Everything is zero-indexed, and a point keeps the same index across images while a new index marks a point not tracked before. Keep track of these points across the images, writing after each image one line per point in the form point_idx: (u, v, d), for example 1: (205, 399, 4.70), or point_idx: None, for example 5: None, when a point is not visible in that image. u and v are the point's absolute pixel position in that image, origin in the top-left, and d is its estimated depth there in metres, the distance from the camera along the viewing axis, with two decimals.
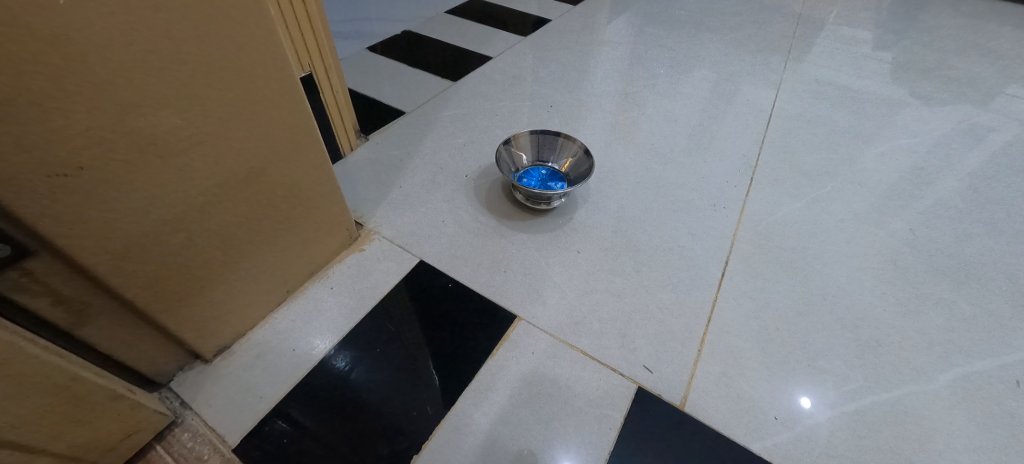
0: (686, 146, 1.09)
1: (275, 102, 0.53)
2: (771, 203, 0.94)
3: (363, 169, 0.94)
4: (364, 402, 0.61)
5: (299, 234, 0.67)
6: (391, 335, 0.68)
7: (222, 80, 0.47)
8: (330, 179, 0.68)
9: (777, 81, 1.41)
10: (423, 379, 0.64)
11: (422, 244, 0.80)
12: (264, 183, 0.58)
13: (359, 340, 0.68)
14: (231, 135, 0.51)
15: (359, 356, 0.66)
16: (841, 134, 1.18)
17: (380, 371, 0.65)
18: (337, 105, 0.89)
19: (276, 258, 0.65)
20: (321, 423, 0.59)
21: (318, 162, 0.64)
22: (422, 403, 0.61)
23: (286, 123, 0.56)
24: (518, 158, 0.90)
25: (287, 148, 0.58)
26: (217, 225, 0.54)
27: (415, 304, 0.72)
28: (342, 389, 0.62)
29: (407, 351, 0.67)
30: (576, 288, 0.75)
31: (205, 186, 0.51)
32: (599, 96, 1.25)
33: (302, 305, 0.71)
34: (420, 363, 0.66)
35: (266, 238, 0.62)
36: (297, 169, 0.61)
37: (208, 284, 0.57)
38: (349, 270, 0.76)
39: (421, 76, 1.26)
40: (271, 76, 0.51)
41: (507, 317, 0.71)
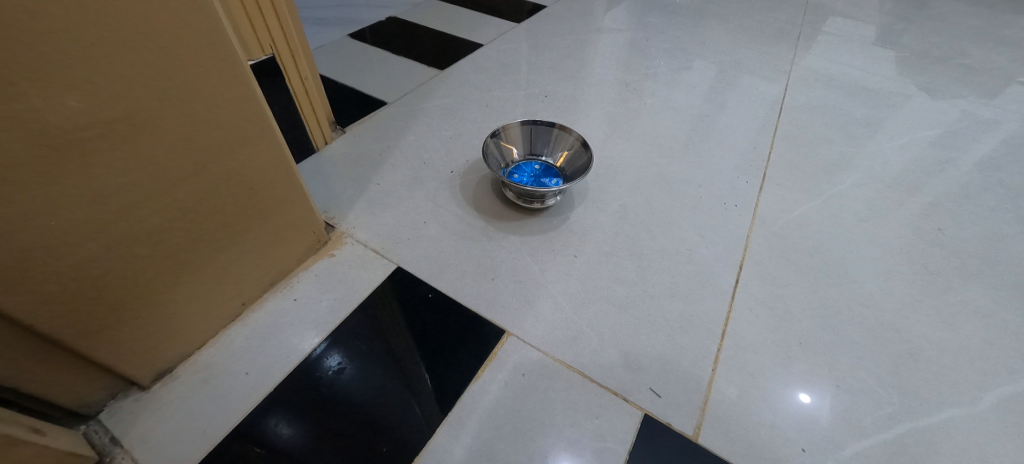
0: (691, 139, 1.01)
1: (213, 85, 0.45)
2: (785, 201, 0.85)
3: (337, 164, 0.85)
4: (356, 405, 0.55)
5: (256, 238, 0.58)
6: (378, 336, 0.62)
7: (139, 52, 0.38)
8: (292, 175, 0.59)
9: (787, 70, 1.33)
10: (413, 389, 0.57)
11: (401, 249, 0.72)
12: (206, 180, 0.49)
13: (346, 337, 0.61)
14: (155, 122, 0.42)
15: (351, 356, 0.59)
16: (856, 125, 1.10)
17: (369, 372, 0.58)
18: (308, 93, 0.80)
19: (227, 267, 0.56)
20: (310, 430, 0.53)
21: (276, 159, 0.55)
22: (418, 406, 0.55)
23: (232, 108, 0.47)
24: (508, 152, 0.81)
25: (234, 142, 0.49)
26: (146, 231, 0.46)
27: (403, 307, 0.65)
28: (330, 394, 0.56)
29: (395, 356, 0.60)
30: (573, 297, 0.67)
31: (126, 185, 0.42)
32: (598, 86, 1.16)
33: (261, 320, 0.62)
34: (410, 372, 0.58)
35: (215, 244, 0.53)
36: (249, 164, 0.52)
37: (138, 301, 0.48)
38: (316, 278, 0.67)
39: (406, 64, 1.17)
40: (207, 53, 0.43)
41: (495, 332, 0.63)
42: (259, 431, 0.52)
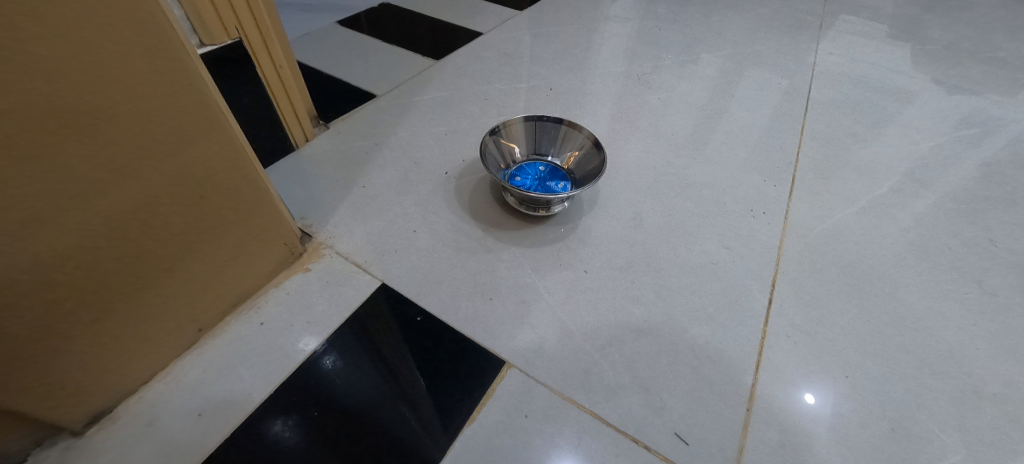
0: (710, 137, 0.92)
1: (141, 70, 0.36)
2: (818, 208, 0.77)
3: (317, 164, 0.76)
4: (361, 413, 0.49)
5: (213, 253, 0.50)
6: (382, 339, 0.56)
7: (26, 24, 0.29)
8: (256, 178, 0.50)
9: (809, 63, 1.23)
10: (413, 402, 0.50)
11: (386, 262, 0.63)
12: (141, 187, 0.40)
13: (350, 337, 0.55)
14: (63, 115, 0.33)
15: (352, 356, 0.54)
16: (888, 124, 1.01)
17: (375, 376, 0.52)
18: (284, 84, 0.71)
19: (177, 287, 0.48)
20: (312, 432, 0.47)
21: (233, 160, 0.47)
22: (431, 414, 0.49)
23: (169, 97, 0.39)
24: (509, 150, 0.72)
25: (175, 141, 0.41)
26: (64, 252, 0.37)
27: (398, 315, 0.58)
28: (330, 398, 0.50)
29: (399, 362, 0.54)
30: (583, 320, 0.58)
31: (26, 199, 0.33)
32: (606, 78, 1.07)
33: (220, 348, 0.53)
34: (410, 382, 0.52)
35: (159, 261, 0.45)
36: (199, 165, 0.44)
37: (60, 333, 0.40)
38: (286, 298, 0.58)
39: (399, 53, 1.08)
40: (129, 29, 0.34)
41: (493, 363, 0.54)
42: (255, 433, 0.47)
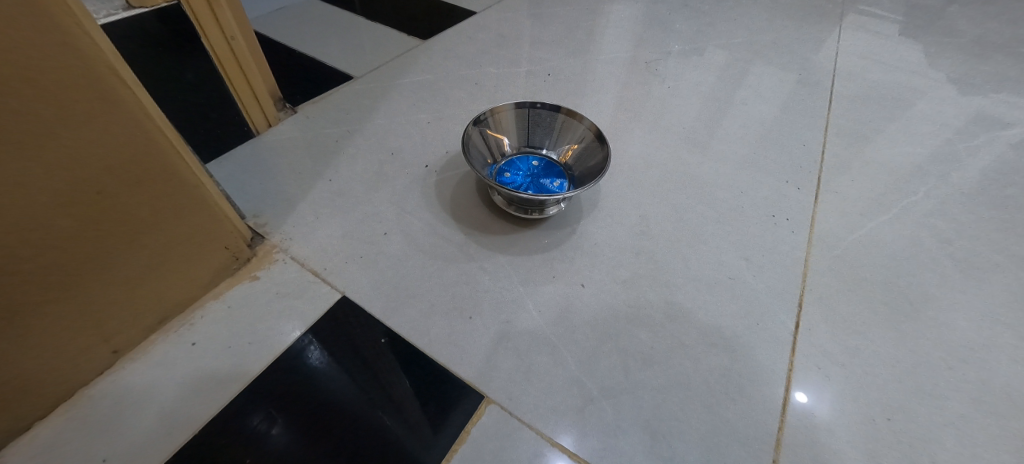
0: (725, 132, 0.82)
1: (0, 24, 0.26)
2: (848, 215, 0.68)
3: (279, 154, 0.66)
4: (350, 410, 0.43)
5: (130, 261, 0.40)
6: (371, 334, 0.49)
7: None
8: (185, 170, 0.41)
9: (831, 54, 1.13)
10: (405, 406, 0.44)
11: (349, 271, 0.54)
12: (21, 181, 0.31)
13: (336, 327, 0.49)
14: None
15: (339, 348, 0.48)
16: (919, 122, 0.92)
17: (366, 371, 0.46)
18: (237, 60, 0.61)
19: (82, 304, 0.38)
20: (306, 418, 0.42)
21: (152, 147, 0.37)
22: (432, 414, 0.43)
23: (50, 62, 0.29)
24: (497, 141, 0.63)
25: (66, 121, 0.31)
26: None
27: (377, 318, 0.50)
28: (314, 393, 0.44)
29: (391, 360, 0.47)
30: (578, 346, 0.49)
31: None
32: (610, 64, 0.97)
33: (142, 372, 0.44)
34: (400, 383, 0.45)
35: (53, 274, 0.35)
36: (105, 152, 0.34)
37: None
38: (226, 313, 0.49)
39: (382, 31, 0.97)
40: None
41: (470, 397, 0.45)
42: (239, 415, 0.42)
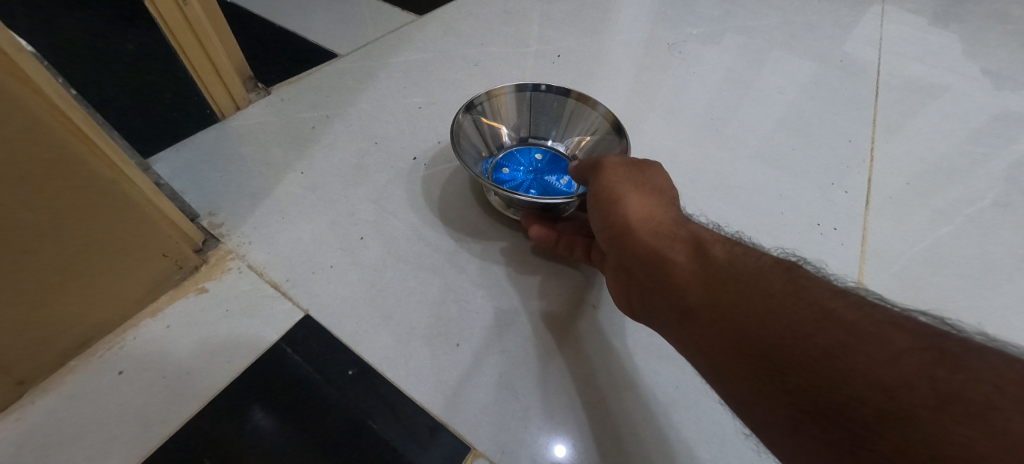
0: (758, 124, 0.73)
1: None
2: (904, 225, 0.59)
3: (247, 139, 0.58)
4: (347, 412, 0.39)
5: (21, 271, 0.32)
6: (352, 347, 0.42)
7: None
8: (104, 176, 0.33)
9: (873, 37, 1.02)
10: (396, 421, 0.39)
11: (316, 284, 0.46)
12: None
13: (319, 330, 0.43)
14: None
15: (323, 352, 0.42)
16: (974, 115, 0.82)
17: (355, 377, 0.41)
18: (193, 29, 0.51)
19: None
20: (291, 430, 0.37)
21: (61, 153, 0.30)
22: (422, 434, 0.38)
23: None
24: (493, 130, 0.54)
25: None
26: None
27: (359, 328, 0.43)
28: (304, 397, 0.39)
29: (374, 375, 0.41)
30: (586, 383, 0.42)
31: None
32: (627, 45, 0.87)
33: (59, 403, 0.37)
34: (390, 395, 0.40)
35: None
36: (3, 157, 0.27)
37: None
38: (165, 333, 0.41)
39: (372, 5, 0.87)
40: None
41: (453, 448, 0.38)
42: (226, 411, 0.38)
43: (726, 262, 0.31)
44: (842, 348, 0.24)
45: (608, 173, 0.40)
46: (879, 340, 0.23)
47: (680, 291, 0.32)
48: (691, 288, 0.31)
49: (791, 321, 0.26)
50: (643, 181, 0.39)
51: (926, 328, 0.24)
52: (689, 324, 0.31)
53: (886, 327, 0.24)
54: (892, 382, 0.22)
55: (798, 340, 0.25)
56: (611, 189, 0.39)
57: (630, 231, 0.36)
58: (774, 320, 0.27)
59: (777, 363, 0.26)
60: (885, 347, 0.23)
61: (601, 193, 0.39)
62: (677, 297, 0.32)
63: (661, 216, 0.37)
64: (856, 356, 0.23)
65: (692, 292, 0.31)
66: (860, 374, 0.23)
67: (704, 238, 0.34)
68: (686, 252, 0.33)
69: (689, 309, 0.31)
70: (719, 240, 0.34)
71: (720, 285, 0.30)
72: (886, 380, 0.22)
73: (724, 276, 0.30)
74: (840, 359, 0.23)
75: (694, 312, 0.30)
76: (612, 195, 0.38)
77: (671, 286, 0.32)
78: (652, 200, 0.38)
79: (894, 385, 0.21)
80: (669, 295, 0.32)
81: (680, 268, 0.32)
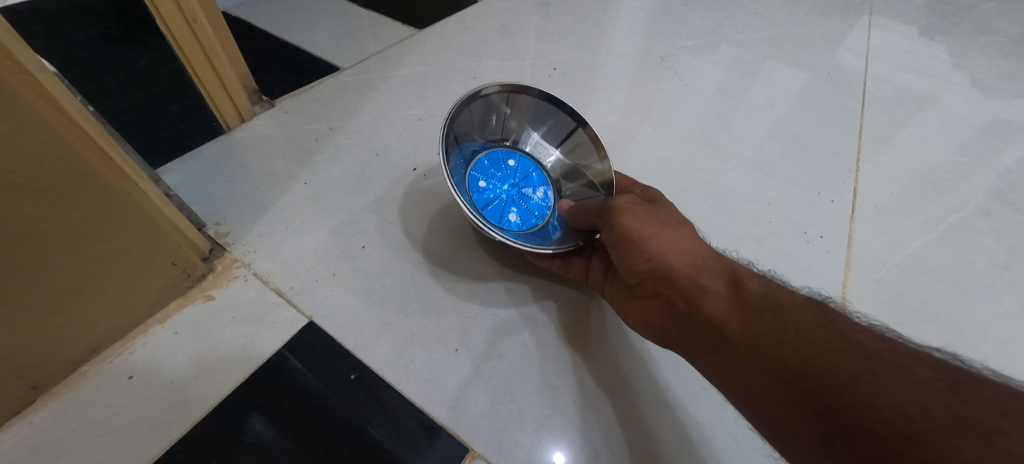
0: (748, 135, 0.75)
1: None
2: (889, 233, 0.61)
3: (251, 151, 0.60)
4: (345, 417, 0.40)
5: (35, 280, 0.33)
6: (353, 353, 0.44)
7: None
8: (122, 202, 0.36)
9: (861, 51, 1.05)
10: (395, 424, 0.40)
11: (319, 291, 0.47)
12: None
13: (319, 336, 0.44)
14: None
15: (322, 358, 0.43)
16: (957, 126, 0.85)
17: (352, 383, 0.42)
18: (201, 43, 0.53)
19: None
20: (290, 436, 0.38)
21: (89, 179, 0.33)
22: (421, 437, 0.40)
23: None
24: (465, 134, 0.50)
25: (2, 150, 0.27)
26: None
27: (360, 334, 0.45)
28: (303, 402, 0.40)
29: (371, 380, 0.42)
30: (579, 387, 0.44)
31: None
32: (620, 58, 0.90)
33: (69, 408, 0.38)
34: (388, 399, 0.41)
35: None
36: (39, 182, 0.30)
37: None
38: (173, 339, 0.42)
39: (373, 19, 0.90)
40: None
41: (452, 450, 0.39)
42: (228, 417, 0.39)
43: (762, 297, 0.35)
44: (868, 376, 0.28)
45: (628, 212, 0.40)
46: (899, 368, 0.28)
47: (719, 325, 0.35)
48: (730, 322, 0.35)
49: (821, 352, 0.30)
50: (666, 215, 0.42)
51: (937, 360, 0.28)
52: (728, 351, 0.34)
53: (905, 358, 0.28)
54: (914, 408, 0.26)
55: (830, 369, 0.29)
56: (640, 227, 0.39)
57: (665, 267, 0.39)
58: (807, 350, 0.31)
59: (810, 387, 0.30)
60: (906, 375, 0.27)
61: (630, 231, 0.39)
62: (717, 328, 0.35)
63: (689, 249, 0.40)
64: (881, 383, 0.27)
65: (731, 326, 0.35)
66: (887, 401, 0.26)
67: (738, 271, 0.38)
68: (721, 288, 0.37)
69: (729, 341, 0.34)
70: (752, 274, 0.38)
71: (757, 319, 0.34)
72: (908, 406, 0.26)
73: (760, 311, 0.34)
74: (865, 385, 0.28)
75: (732, 343, 0.34)
76: (644, 233, 0.39)
77: (711, 318, 0.36)
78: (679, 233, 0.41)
79: (914, 409, 0.26)
80: (708, 325, 0.36)
81: (718, 303, 0.36)
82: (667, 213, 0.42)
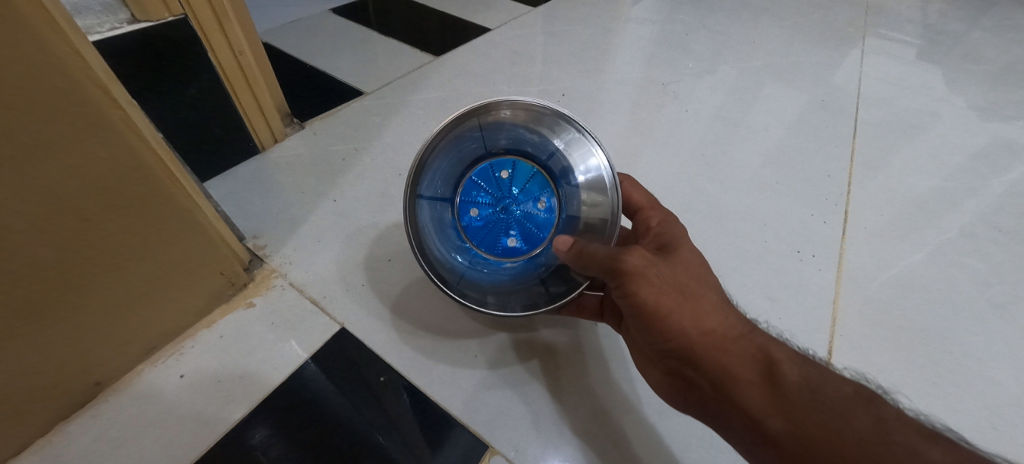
0: (745, 158, 0.80)
1: (55, 88, 0.28)
2: (878, 253, 0.65)
3: (285, 170, 0.65)
4: (341, 423, 0.43)
5: (79, 291, 0.36)
6: (380, 357, 0.48)
7: None
8: (183, 219, 0.40)
9: (853, 79, 1.10)
10: (395, 429, 0.43)
11: (349, 300, 0.52)
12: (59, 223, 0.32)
13: (326, 350, 0.48)
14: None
15: (318, 370, 0.46)
16: (946, 151, 0.89)
17: (351, 390, 0.45)
18: (245, 74, 0.59)
19: (75, 334, 0.37)
20: (292, 444, 0.41)
21: (161, 198, 0.38)
22: (443, 436, 0.43)
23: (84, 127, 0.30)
24: (445, 164, 0.46)
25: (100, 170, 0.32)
26: None
27: (388, 340, 0.49)
28: (304, 411, 0.43)
29: (369, 387, 0.45)
30: (590, 391, 0.47)
31: None
32: (625, 85, 0.95)
33: (125, 405, 0.42)
34: (391, 405, 0.44)
35: (53, 303, 0.34)
36: (122, 199, 0.35)
37: None
38: (217, 343, 0.46)
39: (393, 46, 0.96)
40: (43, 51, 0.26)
41: (473, 446, 0.43)
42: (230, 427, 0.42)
43: (804, 395, 0.33)
44: None
45: (647, 285, 0.35)
46: None
47: (757, 420, 0.33)
48: (771, 420, 0.33)
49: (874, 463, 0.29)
50: (685, 279, 0.38)
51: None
52: (764, 446, 0.33)
53: None
54: None
55: None
56: (662, 304, 0.35)
57: (692, 349, 0.36)
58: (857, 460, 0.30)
59: None
60: None
61: (647, 305, 0.36)
62: (753, 423, 0.34)
63: (714, 324, 0.36)
64: None
65: (771, 423, 0.33)
66: None
67: (774, 355, 0.35)
68: (756, 376, 0.34)
69: (769, 437, 0.33)
70: (785, 355, 0.36)
71: (801, 418, 0.32)
72: None
73: (804, 409, 0.32)
74: None
75: (773, 439, 0.33)
76: (663, 308, 0.36)
77: (747, 412, 0.34)
78: (703, 303, 0.37)
79: None
80: (742, 417, 0.34)
81: (755, 396, 0.34)
82: (686, 276, 0.38)
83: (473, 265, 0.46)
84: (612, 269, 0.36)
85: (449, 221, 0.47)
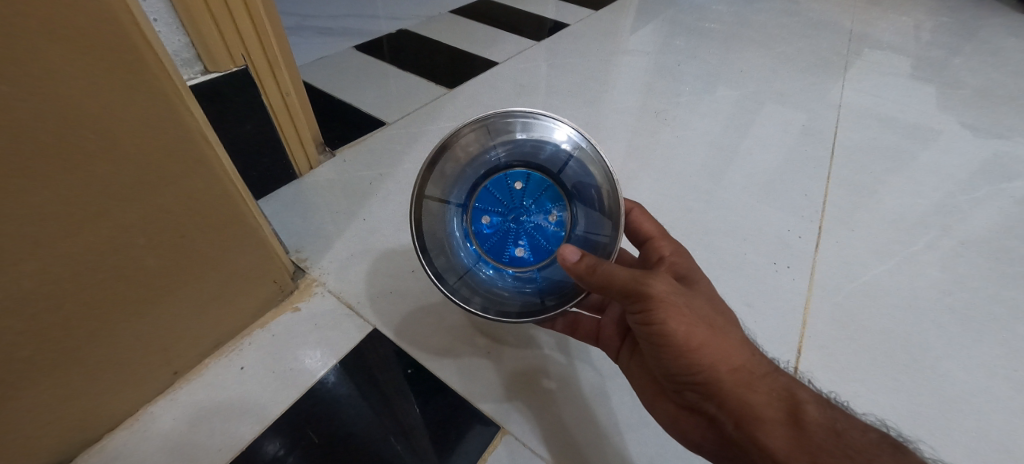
0: (729, 180, 0.88)
1: (171, 137, 0.37)
2: (848, 265, 0.72)
3: (320, 192, 0.74)
4: (345, 435, 0.48)
5: (161, 295, 0.43)
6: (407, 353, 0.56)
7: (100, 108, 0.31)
8: (249, 237, 0.49)
9: (835, 104, 1.19)
10: (404, 435, 0.49)
11: (378, 306, 0.60)
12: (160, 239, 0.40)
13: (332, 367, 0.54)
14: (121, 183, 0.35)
15: (322, 387, 0.52)
16: (918, 172, 0.97)
17: (361, 399, 0.51)
18: (290, 111, 0.68)
19: (163, 330, 0.45)
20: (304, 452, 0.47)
21: (235, 219, 0.46)
22: (458, 421, 0.51)
23: (187, 165, 0.39)
24: (461, 173, 0.50)
25: (194, 197, 0.41)
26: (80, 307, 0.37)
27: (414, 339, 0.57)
28: (312, 423, 0.49)
29: (380, 393, 0.52)
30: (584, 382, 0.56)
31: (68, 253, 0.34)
32: (621, 113, 1.04)
33: (196, 392, 0.50)
34: (400, 411, 0.51)
35: (149, 304, 0.43)
36: (208, 220, 0.44)
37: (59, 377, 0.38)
38: (270, 340, 0.55)
39: (411, 80, 1.06)
40: (167, 111, 0.35)
41: (487, 428, 0.51)
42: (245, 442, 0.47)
43: (825, 436, 0.37)
44: None
45: (676, 317, 0.40)
46: None
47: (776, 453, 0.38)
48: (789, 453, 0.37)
49: None
50: (713, 318, 0.43)
51: None
52: None
53: None
54: None
55: None
56: (691, 337, 0.41)
57: (718, 381, 0.41)
58: None
59: None
60: None
61: (673, 333, 0.41)
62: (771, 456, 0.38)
63: (738, 362, 0.41)
64: None
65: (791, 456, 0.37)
66: None
67: (798, 397, 0.40)
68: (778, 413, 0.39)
69: None
70: (803, 397, 0.41)
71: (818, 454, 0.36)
72: None
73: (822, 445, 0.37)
74: None
75: None
76: (691, 340, 0.41)
77: (765, 445, 0.38)
78: (728, 343, 0.42)
79: None
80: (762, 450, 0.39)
81: (777, 432, 0.38)
82: (714, 316, 0.43)
83: (483, 271, 0.52)
84: (632, 291, 0.41)
85: (463, 226, 0.52)
